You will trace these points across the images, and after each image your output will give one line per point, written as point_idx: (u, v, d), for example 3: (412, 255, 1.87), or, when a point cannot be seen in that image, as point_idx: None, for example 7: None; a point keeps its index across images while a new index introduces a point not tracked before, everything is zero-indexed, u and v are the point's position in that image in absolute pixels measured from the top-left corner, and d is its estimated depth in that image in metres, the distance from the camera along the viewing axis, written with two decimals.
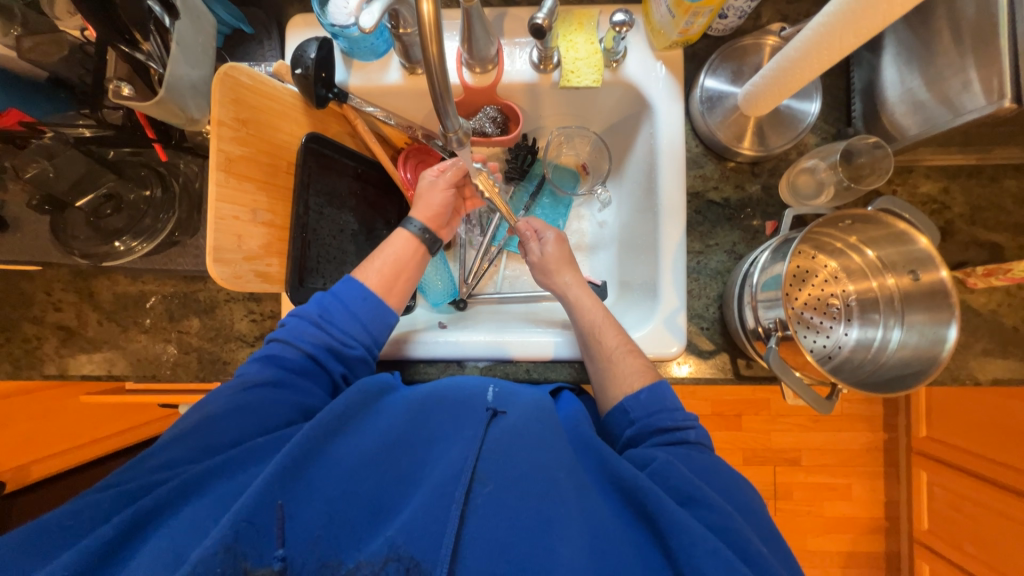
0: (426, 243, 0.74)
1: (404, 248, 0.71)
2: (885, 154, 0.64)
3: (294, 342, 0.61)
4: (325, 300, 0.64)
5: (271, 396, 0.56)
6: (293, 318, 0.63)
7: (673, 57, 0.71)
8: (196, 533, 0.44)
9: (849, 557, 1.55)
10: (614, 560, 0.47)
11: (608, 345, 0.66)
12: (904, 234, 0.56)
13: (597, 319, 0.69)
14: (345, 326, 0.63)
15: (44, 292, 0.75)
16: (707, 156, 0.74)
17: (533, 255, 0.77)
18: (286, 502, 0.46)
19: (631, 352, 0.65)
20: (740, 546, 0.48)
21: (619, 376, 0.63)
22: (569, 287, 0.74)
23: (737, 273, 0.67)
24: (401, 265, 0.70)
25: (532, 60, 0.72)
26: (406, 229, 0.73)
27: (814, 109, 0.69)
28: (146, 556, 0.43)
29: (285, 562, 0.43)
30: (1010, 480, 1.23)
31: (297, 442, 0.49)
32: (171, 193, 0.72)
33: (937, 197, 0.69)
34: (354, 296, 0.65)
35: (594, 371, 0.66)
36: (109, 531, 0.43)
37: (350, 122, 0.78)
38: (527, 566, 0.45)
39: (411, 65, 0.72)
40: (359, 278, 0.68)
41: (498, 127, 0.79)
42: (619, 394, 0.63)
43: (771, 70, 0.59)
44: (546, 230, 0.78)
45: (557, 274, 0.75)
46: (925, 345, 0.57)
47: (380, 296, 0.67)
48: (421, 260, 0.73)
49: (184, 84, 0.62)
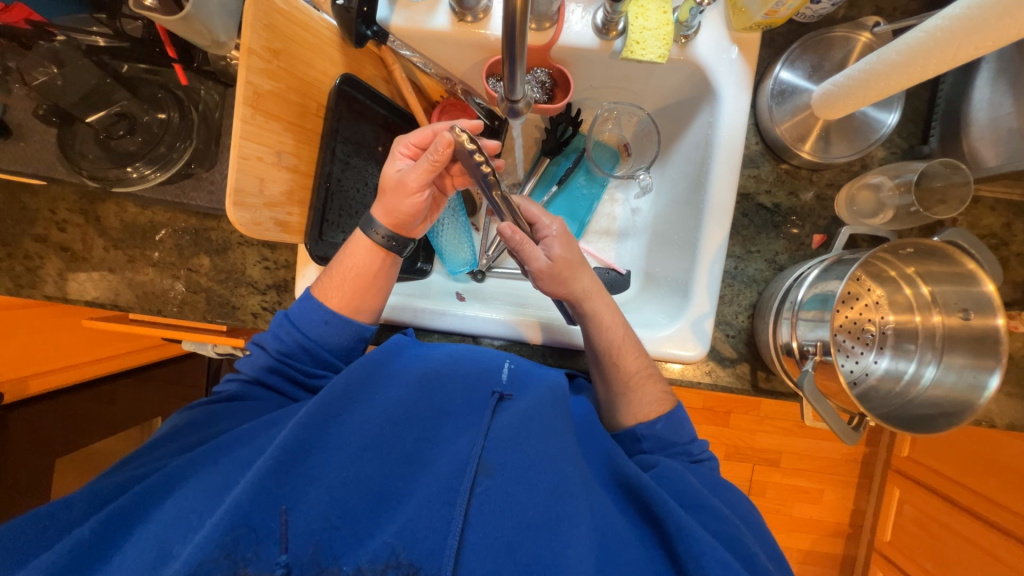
0: (391, 250, 0.63)
1: (366, 263, 0.62)
2: (964, 180, 0.59)
3: (255, 375, 0.60)
4: (283, 333, 0.60)
5: (253, 410, 0.58)
6: (257, 347, 0.61)
7: (749, 41, 0.65)
8: (184, 528, 0.42)
9: (807, 554, 1.62)
10: (623, 559, 0.45)
11: (628, 371, 0.61)
12: (970, 275, 0.54)
13: (618, 339, 0.62)
14: (306, 360, 0.61)
15: (48, 209, 0.71)
16: (765, 156, 0.69)
17: (538, 262, 0.61)
18: (287, 504, 0.43)
19: (649, 379, 0.62)
20: (744, 553, 0.47)
21: (635, 405, 0.61)
22: (588, 296, 0.63)
23: (778, 284, 0.64)
24: (362, 283, 0.62)
25: (595, 23, 0.66)
26: (370, 237, 0.62)
27: (892, 120, 0.64)
28: (129, 555, 0.41)
29: (287, 567, 0.40)
30: (983, 510, 1.26)
31: (294, 429, 0.47)
32: (189, 121, 0.66)
33: (997, 231, 0.65)
34: (315, 322, 0.60)
35: (605, 395, 0.64)
36: (87, 530, 0.42)
37: (386, 67, 0.72)
38: (535, 568, 0.42)
39: (462, 10, 0.65)
40: (320, 298, 0.62)
41: (545, 93, 0.73)
42: (633, 421, 0.61)
43: (858, 71, 0.53)
44: (545, 219, 0.64)
45: (573, 282, 0.63)
46: (960, 388, 0.56)
47: (347, 317, 0.62)
48: (390, 269, 0.64)
49: (214, 1, 0.56)
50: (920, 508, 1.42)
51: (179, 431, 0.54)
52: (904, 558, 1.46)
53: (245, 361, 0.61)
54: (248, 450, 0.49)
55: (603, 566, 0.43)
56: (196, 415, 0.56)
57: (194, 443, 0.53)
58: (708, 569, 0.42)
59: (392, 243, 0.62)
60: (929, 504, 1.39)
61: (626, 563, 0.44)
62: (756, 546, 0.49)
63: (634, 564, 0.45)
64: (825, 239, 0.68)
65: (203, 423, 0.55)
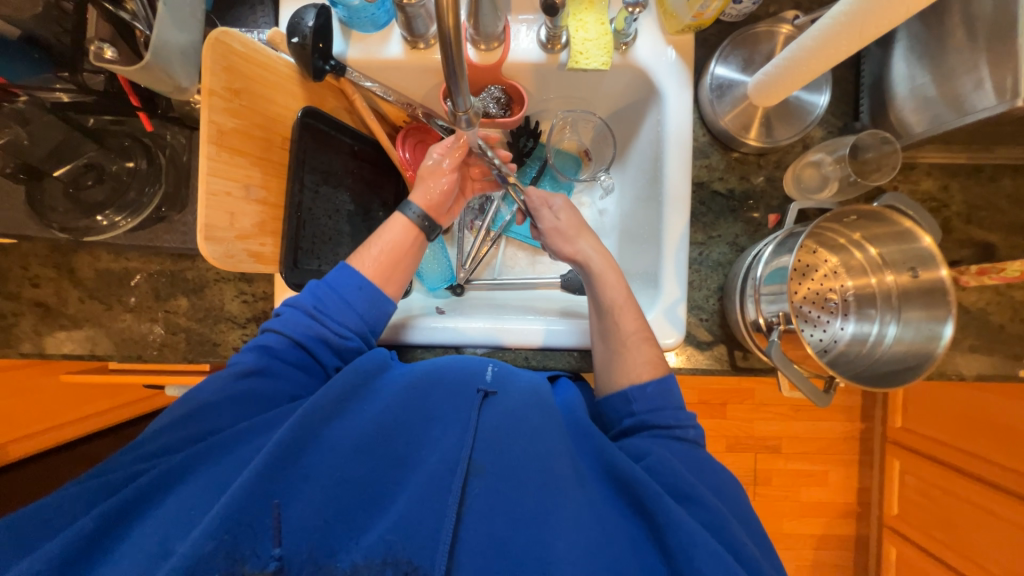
0: (424, 231, 0.68)
1: (402, 238, 0.66)
2: (894, 148, 0.64)
3: (297, 338, 0.57)
4: (319, 292, 0.59)
5: (277, 389, 0.55)
6: (289, 307, 0.59)
7: (684, 43, 0.70)
8: (184, 526, 0.43)
9: (821, 539, 1.60)
10: (611, 553, 0.45)
11: (627, 330, 0.63)
12: (909, 232, 0.58)
13: (619, 298, 0.66)
14: (340, 318, 0.59)
15: (20, 266, 0.72)
16: (714, 146, 0.73)
17: (546, 222, 0.73)
18: (280, 502, 0.44)
19: (646, 340, 0.63)
20: (733, 543, 0.47)
21: (629, 364, 0.61)
22: (590, 256, 0.70)
23: (740, 264, 0.67)
24: (398, 256, 0.65)
25: (540, 39, 0.70)
26: (405, 215, 0.67)
27: (823, 101, 0.68)
28: (127, 552, 0.42)
29: (281, 562, 0.42)
30: (983, 471, 1.28)
31: (287, 431, 0.46)
32: (157, 166, 0.68)
33: (936, 194, 0.69)
34: (350, 288, 0.60)
35: (602, 354, 0.65)
36: (90, 522, 0.42)
37: (347, 97, 0.75)
38: (520, 562, 0.43)
39: (414, 38, 0.69)
40: (355, 266, 0.63)
41: (501, 108, 0.77)
42: (625, 381, 0.61)
43: (783, 59, 0.58)
44: (553, 196, 0.74)
45: (578, 239, 0.71)
46: (920, 341, 0.58)
47: (378, 285, 0.63)
48: (419, 246, 0.68)
49: (173, 49, 0.59)
50: (923, 477, 1.43)
51: (193, 410, 0.51)
52: (915, 530, 1.47)
53: (274, 321, 0.58)
54: (245, 451, 0.49)
55: (591, 563, 0.44)
56: (186, 393, 0.53)
57: (214, 427, 0.51)
58: (698, 560, 0.43)
59: (426, 223, 0.68)
60: (930, 472, 1.41)
61: (615, 557, 0.45)
62: (745, 535, 0.49)
63: (621, 561, 0.45)
64: (780, 218, 0.71)
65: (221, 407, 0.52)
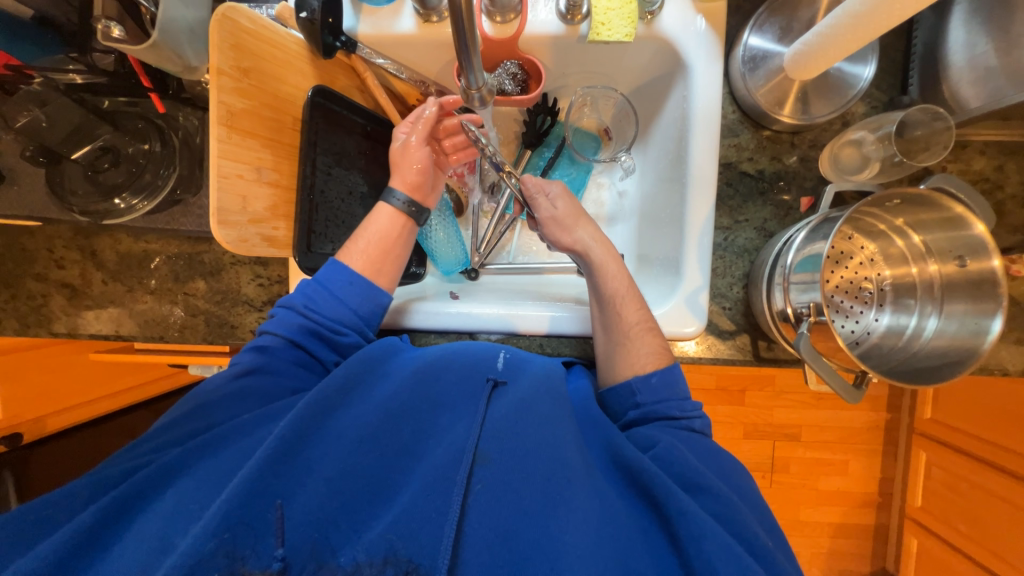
0: (410, 216, 0.68)
1: (388, 228, 0.66)
2: (946, 126, 0.59)
3: (290, 336, 0.58)
4: (309, 289, 0.61)
5: (275, 388, 0.56)
6: (283, 308, 0.60)
7: (715, 10, 0.64)
8: (185, 518, 0.43)
9: (838, 528, 1.58)
10: (624, 551, 0.44)
11: (629, 321, 0.62)
12: (960, 219, 0.53)
13: (621, 289, 0.64)
14: (331, 313, 0.60)
15: (46, 248, 0.73)
16: (744, 124, 0.69)
17: (544, 212, 0.69)
18: (283, 500, 0.43)
19: (648, 331, 0.61)
20: (745, 535, 0.45)
21: (633, 355, 0.60)
22: (590, 245, 0.68)
23: (769, 250, 0.63)
24: (385, 245, 0.65)
25: (559, 10, 0.66)
26: (389, 203, 0.67)
27: (868, 73, 0.63)
28: (127, 549, 0.41)
29: (285, 562, 0.41)
30: (1015, 466, 1.23)
31: (292, 422, 0.47)
32: (171, 147, 0.68)
33: (989, 175, 0.63)
34: (339, 282, 0.61)
35: (604, 347, 0.63)
36: (88, 518, 0.42)
37: (359, 75, 0.73)
38: (527, 562, 0.42)
39: (427, 10, 0.66)
40: (344, 261, 0.63)
41: (518, 85, 0.72)
42: (631, 373, 0.60)
43: (826, 27, 0.53)
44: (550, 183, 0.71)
45: (577, 229, 0.69)
46: (964, 335, 0.55)
47: (369, 278, 0.63)
48: (409, 234, 0.68)
49: (181, 27, 0.57)
50: (950, 469, 1.39)
51: (192, 410, 0.52)
52: (938, 522, 1.43)
53: (270, 323, 0.59)
54: (248, 442, 0.49)
55: (603, 558, 0.42)
56: (191, 390, 0.55)
57: (212, 423, 0.51)
58: (713, 558, 0.41)
59: (412, 209, 0.67)
60: (958, 465, 1.36)
61: (629, 557, 0.44)
62: (756, 524, 0.47)
63: (633, 555, 0.44)
64: (813, 201, 0.67)
65: (224, 404, 0.53)
